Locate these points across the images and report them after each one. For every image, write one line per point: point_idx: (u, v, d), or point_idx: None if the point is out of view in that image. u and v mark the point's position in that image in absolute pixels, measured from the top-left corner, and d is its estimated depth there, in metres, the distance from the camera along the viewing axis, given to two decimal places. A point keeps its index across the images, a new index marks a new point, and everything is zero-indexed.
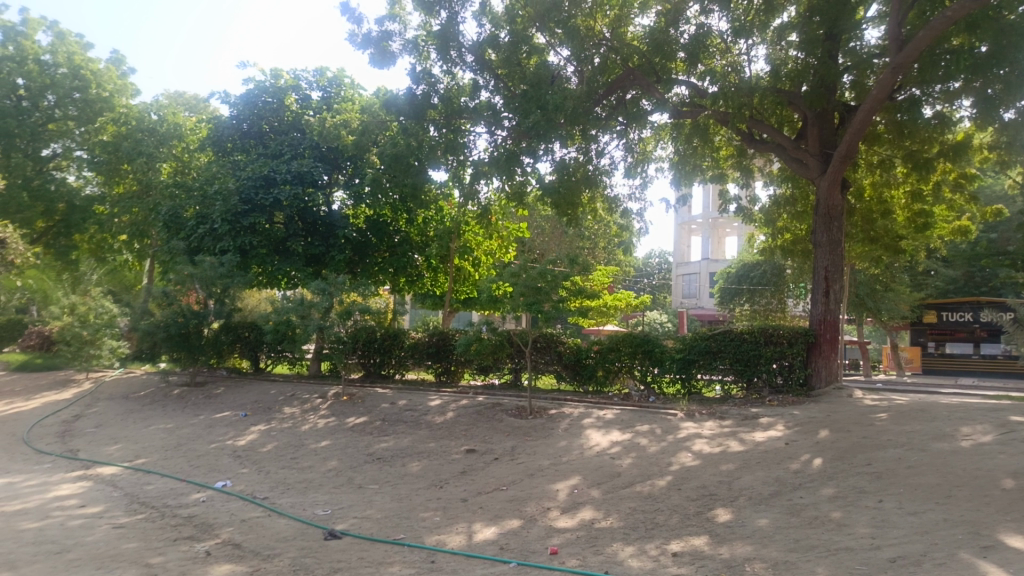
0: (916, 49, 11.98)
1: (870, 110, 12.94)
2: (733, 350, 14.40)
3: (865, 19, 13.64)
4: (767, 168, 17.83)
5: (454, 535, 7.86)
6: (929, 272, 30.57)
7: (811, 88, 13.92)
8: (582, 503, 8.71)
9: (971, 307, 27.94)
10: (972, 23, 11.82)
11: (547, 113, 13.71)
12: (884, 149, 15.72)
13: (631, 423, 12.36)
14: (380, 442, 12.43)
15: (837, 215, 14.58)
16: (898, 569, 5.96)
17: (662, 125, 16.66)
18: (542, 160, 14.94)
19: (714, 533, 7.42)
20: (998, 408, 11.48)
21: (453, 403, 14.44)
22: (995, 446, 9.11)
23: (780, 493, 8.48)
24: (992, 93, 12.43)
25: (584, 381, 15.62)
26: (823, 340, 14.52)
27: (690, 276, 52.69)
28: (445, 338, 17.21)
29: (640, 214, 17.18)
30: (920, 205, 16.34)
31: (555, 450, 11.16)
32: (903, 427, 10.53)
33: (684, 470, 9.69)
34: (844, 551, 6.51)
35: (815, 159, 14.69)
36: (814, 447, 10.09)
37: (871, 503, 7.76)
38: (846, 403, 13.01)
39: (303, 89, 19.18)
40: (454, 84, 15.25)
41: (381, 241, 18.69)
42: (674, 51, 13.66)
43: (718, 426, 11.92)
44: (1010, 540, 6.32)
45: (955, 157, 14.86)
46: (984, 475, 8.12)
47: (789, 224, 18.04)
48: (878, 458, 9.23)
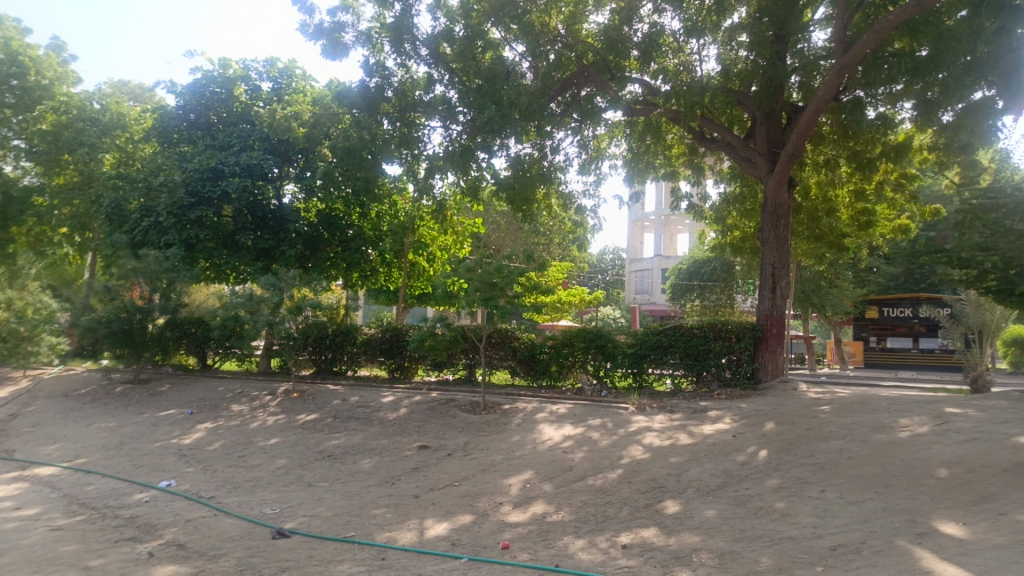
0: (861, 51, 12.29)
1: (816, 110, 13.26)
2: (682, 344, 14.68)
3: (812, 21, 13.97)
4: (718, 166, 18.17)
5: (405, 531, 7.81)
6: (872, 268, 31.61)
7: (760, 88, 14.19)
8: (534, 498, 8.75)
9: (910, 303, 29.00)
10: (913, 28, 12.35)
11: (502, 108, 13.67)
12: (830, 148, 16.16)
13: (583, 417, 12.46)
14: (331, 438, 12.28)
15: (784, 213, 14.88)
16: (839, 557, 6.14)
17: (616, 122, 16.82)
18: (497, 155, 14.86)
19: (663, 524, 7.54)
20: (934, 400, 11.88)
21: (406, 400, 14.35)
22: (930, 437, 9.42)
23: (727, 484, 8.66)
24: (932, 96, 12.86)
25: (538, 376, 15.67)
26: (770, 334, 14.75)
27: (643, 273, 53.40)
28: (398, 334, 17.08)
29: (594, 211, 17.32)
30: (863, 204, 16.85)
31: (508, 445, 11.18)
32: (845, 419, 10.85)
33: (634, 463, 9.81)
34: (787, 541, 6.68)
35: (763, 158, 14.99)
36: (760, 439, 10.33)
37: (814, 493, 7.98)
38: (791, 396, 13.34)
39: (253, 80, 18.80)
40: (408, 77, 15.16)
41: (333, 236, 18.38)
42: (627, 49, 13.89)
43: (667, 419, 12.11)
44: (943, 527, 6.56)
45: (897, 157, 15.28)
46: (920, 465, 8.40)
47: (739, 221, 18.33)
48: (821, 449, 9.49)
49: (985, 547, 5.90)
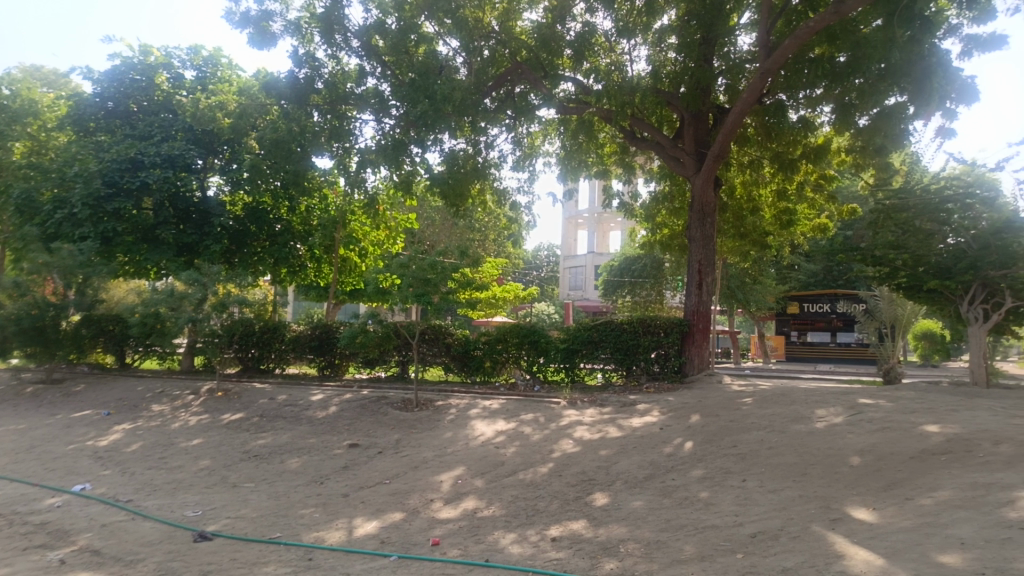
0: (783, 56, 12.74)
1: (741, 112, 13.67)
2: (613, 339, 14.93)
3: (738, 25, 14.40)
4: (648, 165, 18.54)
5: (333, 531, 7.68)
6: (794, 266, 32.89)
7: (688, 90, 14.57)
8: (465, 494, 8.75)
9: (828, 298, 30.23)
10: (833, 34, 13.02)
11: (435, 103, 13.59)
12: (754, 150, 16.70)
13: (516, 412, 12.51)
14: (257, 438, 11.98)
15: (710, 212, 15.28)
16: (758, 544, 6.36)
17: (550, 119, 16.97)
18: (431, 150, 14.70)
19: (592, 517, 7.64)
20: (849, 391, 12.43)
21: (336, 397, 14.11)
22: (844, 427, 9.85)
23: (654, 475, 8.86)
24: (849, 101, 13.54)
25: (471, 372, 15.66)
26: (696, 329, 15.10)
27: (577, 269, 54.11)
28: (328, 331, 16.77)
29: (528, 207, 17.39)
30: (785, 203, 17.49)
31: (440, 442, 11.13)
32: (766, 411, 11.25)
33: (565, 457, 9.92)
34: (709, 529, 6.88)
35: (690, 158, 15.37)
36: (686, 431, 10.61)
37: (736, 483, 8.25)
38: (716, 389, 13.72)
39: (175, 68, 18.08)
40: (339, 69, 14.88)
41: (260, 230, 17.87)
42: (560, 47, 14.12)
43: (598, 413, 12.31)
44: (855, 512, 6.88)
45: (817, 159, 15.85)
46: (834, 453, 8.78)
47: (668, 219, 18.70)
48: (743, 440, 9.81)
49: (892, 530, 6.22)
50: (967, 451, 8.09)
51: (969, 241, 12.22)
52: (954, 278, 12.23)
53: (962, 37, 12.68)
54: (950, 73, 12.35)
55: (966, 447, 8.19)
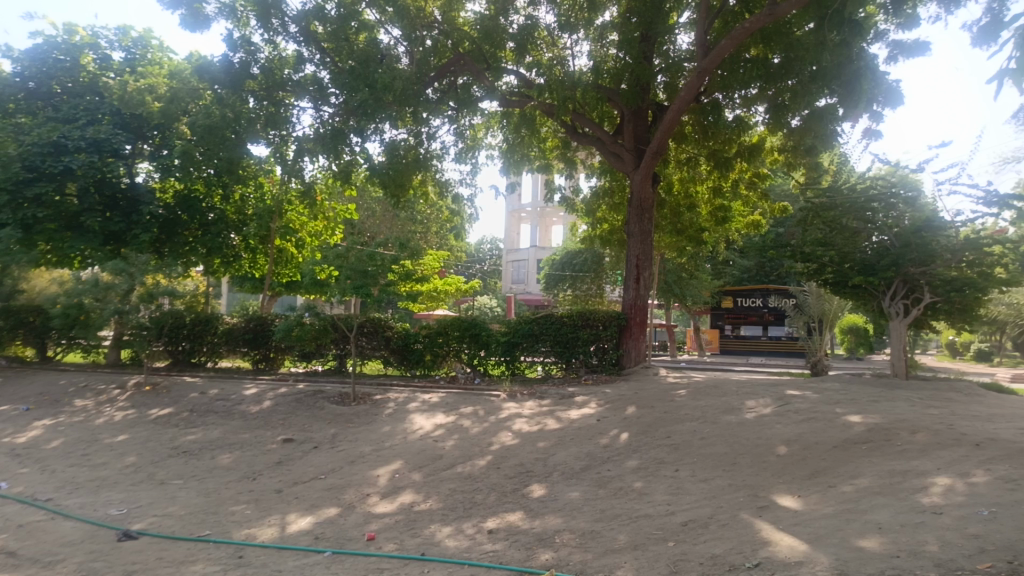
0: (720, 56, 13.00)
1: (678, 110, 13.92)
2: (553, 332, 15.03)
3: (677, 24, 14.65)
4: (589, 161, 18.74)
5: (265, 527, 7.53)
6: (728, 261, 33.78)
7: (628, 87, 14.75)
8: (402, 487, 8.70)
9: (760, 293, 31.16)
10: (767, 36, 13.43)
11: (375, 91, 13.40)
12: (691, 148, 17.08)
13: (455, 405, 12.50)
14: (187, 434, 11.63)
15: (649, 208, 15.52)
16: (689, 532, 6.52)
17: (493, 112, 16.95)
18: (371, 140, 14.45)
19: (528, 508, 7.70)
20: (778, 383, 12.85)
21: (271, 391, 13.81)
22: (773, 417, 10.17)
23: (590, 467, 8.98)
24: (782, 101, 13.93)
25: (411, 365, 15.55)
26: (634, 323, 15.31)
27: (519, 262, 54.25)
28: (263, 324, 16.43)
29: (470, 199, 17.32)
30: (720, 200, 17.96)
31: (377, 436, 11.03)
32: (699, 402, 11.54)
33: (503, 449, 9.96)
34: (642, 518, 7.02)
35: (629, 154, 15.58)
36: (622, 423, 10.78)
37: (669, 473, 8.43)
38: (652, 381, 14.00)
39: (102, 48, 17.44)
40: (276, 54, 14.52)
41: (192, 219, 17.30)
42: (503, 39, 13.98)
43: (537, 405, 12.41)
44: (781, 500, 7.12)
45: (750, 157, 16.32)
46: (762, 443, 9.07)
47: (608, 215, 18.88)
48: (676, 431, 10.04)
49: (816, 517, 6.46)
50: (886, 440, 8.46)
51: (892, 239, 12.74)
52: (878, 274, 12.63)
53: (889, 42, 13.19)
54: (878, 77, 12.79)
55: (885, 436, 8.57)
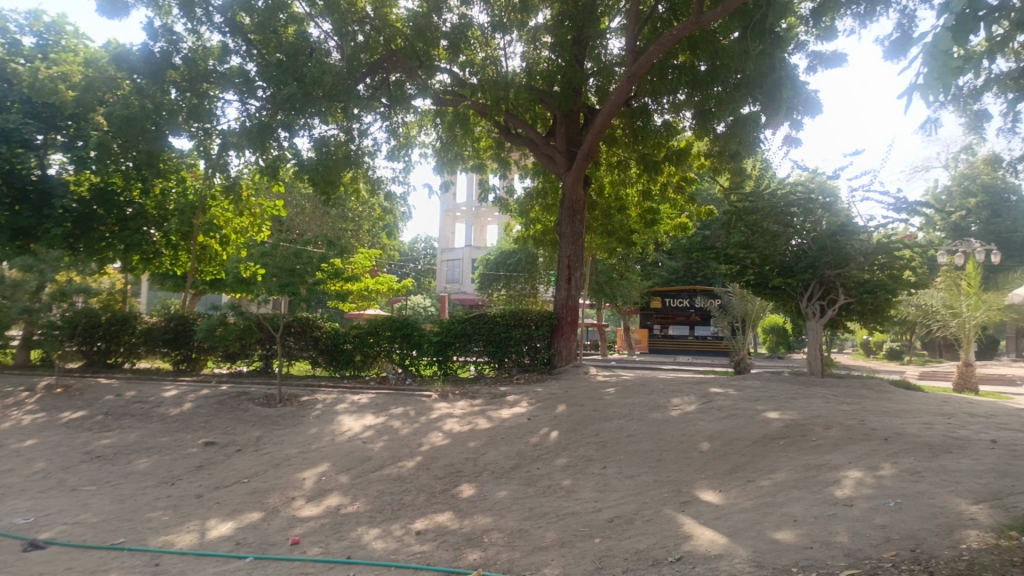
0: (648, 61, 13.27)
1: (608, 113, 14.15)
2: (485, 332, 15.05)
3: (608, 29, 14.89)
4: (523, 161, 18.81)
5: (184, 534, 7.28)
6: (657, 263, 34.77)
7: (560, 89, 14.85)
8: (329, 490, 8.55)
9: (687, 293, 31.91)
10: (694, 44, 13.91)
11: (304, 86, 13.12)
12: (622, 151, 17.34)
13: (385, 406, 12.36)
14: (101, 438, 11.12)
15: (580, 209, 15.71)
16: (615, 528, 6.64)
17: (426, 110, 16.84)
18: (299, 135, 14.15)
19: (457, 508, 7.68)
20: (703, 381, 13.22)
21: (192, 393, 13.35)
22: (697, 415, 10.44)
23: (519, 465, 9.03)
24: (709, 108, 14.32)
25: (341, 366, 15.28)
26: (565, 323, 15.47)
27: (453, 262, 54.01)
28: (185, 323, 15.87)
29: (403, 197, 17.16)
30: (649, 203, 18.22)
31: (304, 438, 10.80)
32: (627, 400, 11.76)
33: (433, 450, 9.90)
34: (570, 516, 7.10)
35: (561, 156, 15.73)
36: (552, 421, 10.89)
37: (597, 470, 8.56)
38: (582, 380, 14.18)
39: (11, 32, 16.44)
40: (200, 44, 14.05)
41: (108, 213, 16.59)
42: (436, 38, 13.96)
43: (468, 405, 12.39)
44: (703, 494, 7.32)
45: (678, 161, 16.81)
46: (686, 439, 9.31)
47: (541, 215, 19.01)
48: (604, 429, 10.20)
49: (735, 511, 6.68)
50: (802, 435, 8.81)
51: (810, 242, 13.30)
52: (796, 276, 13.25)
53: (808, 53, 13.73)
54: (798, 87, 13.30)
55: (801, 432, 8.93)
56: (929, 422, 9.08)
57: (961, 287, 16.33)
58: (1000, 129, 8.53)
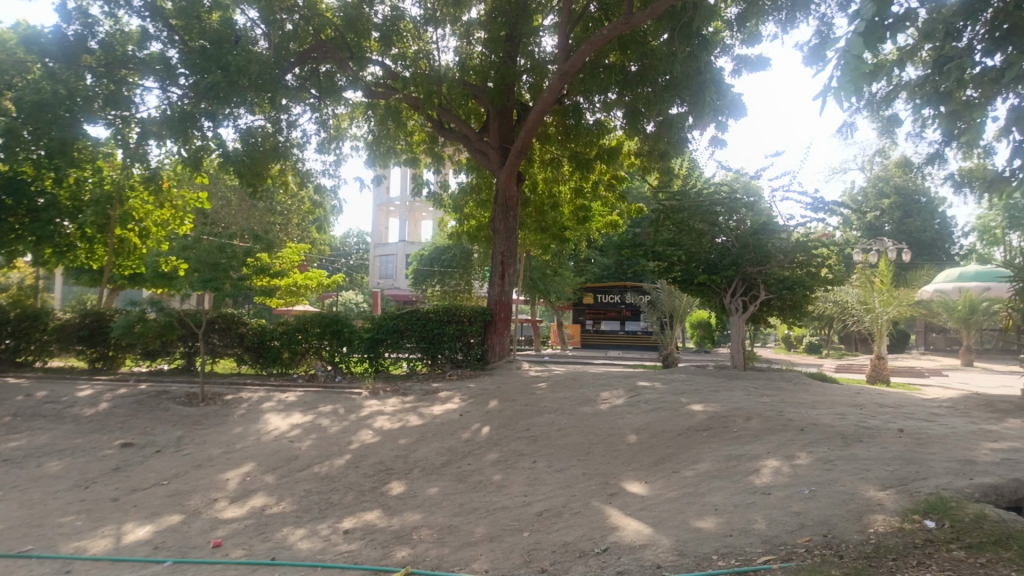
0: (580, 60, 13.41)
1: (541, 111, 14.22)
2: (418, 328, 14.92)
3: (541, 26, 14.99)
4: (457, 157, 18.72)
5: (98, 539, 6.98)
6: (590, 259, 35.48)
7: (495, 85, 14.87)
8: (253, 491, 8.34)
9: (618, 290, 32.38)
10: (624, 44, 14.17)
11: (228, 74, 12.74)
12: (555, 149, 17.49)
13: (314, 404, 12.15)
14: (8, 440, 10.53)
15: (513, 206, 15.76)
16: (544, 521, 6.71)
17: (357, 103, 16.53)
18: (224, 126, 13.73)
19: (386, 506, 7.61)
20: (632, 375, 13.50)
21: (109, 393, 12.78)
22: (625, 408, 10.65)
23: (450, 461, 9.02)
24: (639, 108, 14.59)
25: (268, 364, 14.95)
26: (499, 319, 15.51)
27: (387, 257, 53.41)
28: (101, 320, 15.08)
29: (333, 191, 16.86)
30: (581, 200, 18.50)
31: (228, 438, 10.50)
32: (557, 394, 11.89)
33: (363, 447, 9.78)
34: (499, 510, 7.14)
35: (495, 152, 15.74)
36: (484, 417, 10.91)
37: (527, 464, 8.63)
38: (514, 375, 14.26)
39: None
40: (118, 28, 13.45)
41: (18, 204, 15.46)
42: (367, 30, 13.79)
43: (400, 402, 12.27)
44: (630, 486, 7.48)
45: (609, 159, 17.07)
46: (615, 432, 9.48)
47: (475, 211, 18.97)
48: (535, 423, 10.29)
49: (660, 501, 6.84)
50: (724, 427, 9.09)
51: (733, 240, 13.70)
52: (720, 272, 13.60)
53: (733, 56, 14.14)
54: (722, 89, 13.59)
55: (723, 424, 9.22)
56: (842, 412, 9.51)
57: (875, 283, 17.09)
58: (909, 134, 8.98)
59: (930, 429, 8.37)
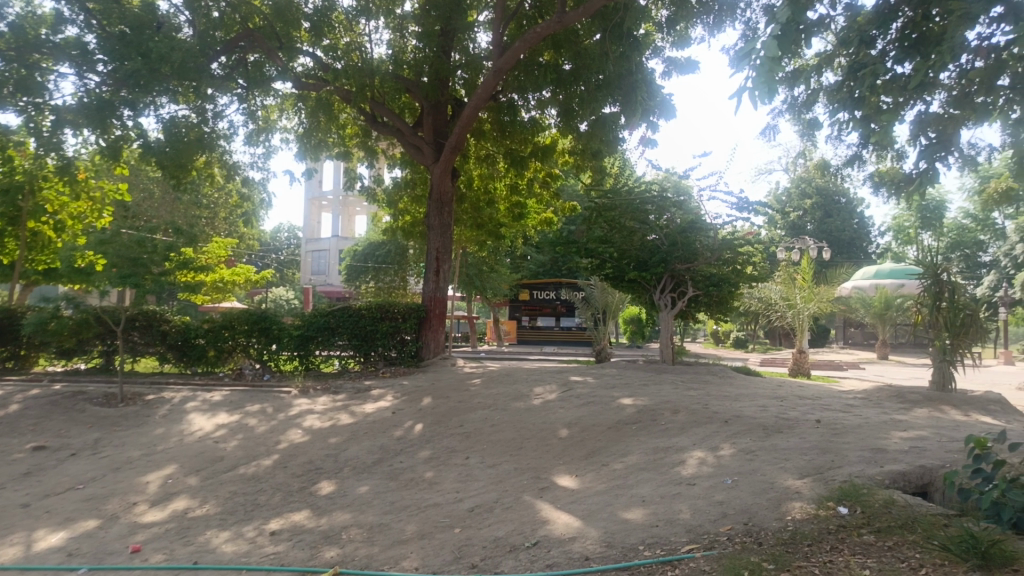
0: (513, 57, 13.45)
1: (475, 106, 14.17)
2: (349, 326, 14.63)
3: (477, 22, 14.98)
4: (391, 151, 18.46)
5: (5, 548, 6.63)
6: (526, 256, 35.75)
7: (429, 80, 14.77)
8: (176, 494, 8.06)
9: (553, 286, 32.26)
10: (558, 42, 14.29)
11: (150, 62, 12.27)
12: (490, 145, 17.52)
13: (241, 403, 11.84)
14: None
15: (448, 202, 15.68)
16: (475, 517, 6.72)
17: (287, 94, 16.17)
18: (146, 115, 13.22)
19: (315, 506, 7.48)
20: (564, 370, 13.64)
21: (19, 394, 12.14)
22: (557, 403, 10.76)
23: (382, 460, 8.93)
24: (572, 106, 14.76)
25: (192, 363, 14.48)
26: (433, 315, 15.45)
27: (320, 252, 52.43)
28: (12, 317, 14.37)
29: (263, 184, 16.42)
30: (516, 197, 18.58)
31: (148, 439, 10.12)
32: (491, 390, 11.92)
33: (291, 447, 9.58)
34: (431, 507, 7.11)
35: (429, 148, 15.60)
36: (416, 414, 10.84)
37: (459, 461, 8.62)
38: (448, 371, 14.23)
39: None
40: (30, 11, 12.74)
41: None
42: (299, 20, 13.50)
43: (331, 400, 12.07)
44: (561, 480, 7.56)
45: (543, 157, 17.07)
46: (547, 427, 9.58)
47: (410, 206, 18.82)
48: (468, 420, 10.28)
49: (590, 494, 6.95)
50: (653, 420, 9.29)
51: (662, 238, 13.99)
52: (650, 270, 13.89)
53: (664, 58, 14.44)
54: (654, 90, 13.87)
55: (652, 417, 9.41)
56: (765, 404, 9.86)
57: (796, 280, 17.66)
58: (829, 136, 9.34)
59: (845, 419, 8.75)
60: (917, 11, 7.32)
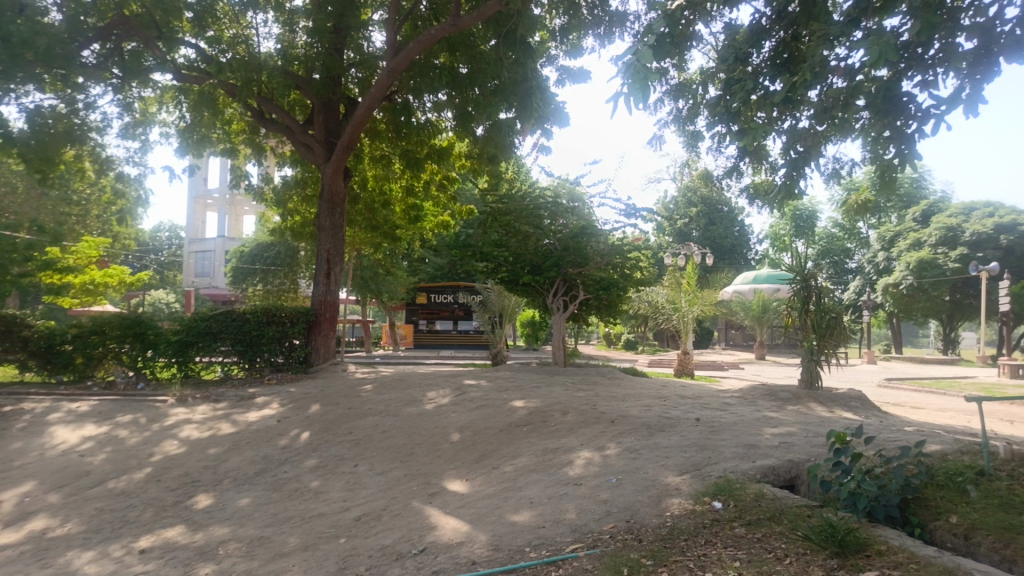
0: (407, 58, 13.33)
1: (369, 106, 13.91)
2: (233, 331, 13.92)
3: (371, 22, 14.81)
4: (280, 149, 17.87)
5: None
6: (422, 258, 35.51)
7: (320, 77, 14.35)
8: (33, 513, 7.46)
9: (451, 289, 32.29)
10: (453, 45, 14.33)
11: (9, 46, 11.27)
12: (386, 146, 17.29)
13: (111, 414, 11.10)
14: None
15: (340, 202, 15.33)
16: (361, 526, 6.58)
17: (167, 86, 15.37)
18: (6, 103, 12.21)
19: (191, 521, 7.11)
20: (457, 374, 13.61)
21: None
22: (450, 407, 10.72)
23: (265, 470, 8.60)
24: (470, 111, 14.73)
25: (57, 371, 13.57)
26: (323, 320, 15.04)
27: (204, 253, 50.02)
28: None
29: (139, 179, 15.51)
30: (412, 199, 18.42)
31: (3, 455, 9.32)
32: (383, 396, 11.72)
33: (167, 459, 9.06)
34: (316, 518, 6.91)
35: (321, 147, 15.20)
36: (304, 422, 10.52)
37: (347, 469, 8.43)
38: (339, 377, 13.91)
39: None
40: None
41: None
42: (180, 8, 12.90)
43: (211, 409, 11.52)
44: (451, 485, 7.53)
45: (440, 160, 17.07)
46: (438, 431, 9.52)
47: (300, 206, 18.27)
48: (358, 426, 10.07)
49: (479, 498, 6.96)
50: (542, 421, 9.41)
51: (555, 243, 14.21)
52: (543, 273, 14.09)
53: (557, 66, 14.71)
54: (548, 98, 14.14)
55: (542, 419, 9.54)
56: (649, 404, 10.20)
57: (683, 284, 18.35)
58: (710, 148, 9.80)
59: (722, 417, 9.19)
60: (788, 32, 7.81)
